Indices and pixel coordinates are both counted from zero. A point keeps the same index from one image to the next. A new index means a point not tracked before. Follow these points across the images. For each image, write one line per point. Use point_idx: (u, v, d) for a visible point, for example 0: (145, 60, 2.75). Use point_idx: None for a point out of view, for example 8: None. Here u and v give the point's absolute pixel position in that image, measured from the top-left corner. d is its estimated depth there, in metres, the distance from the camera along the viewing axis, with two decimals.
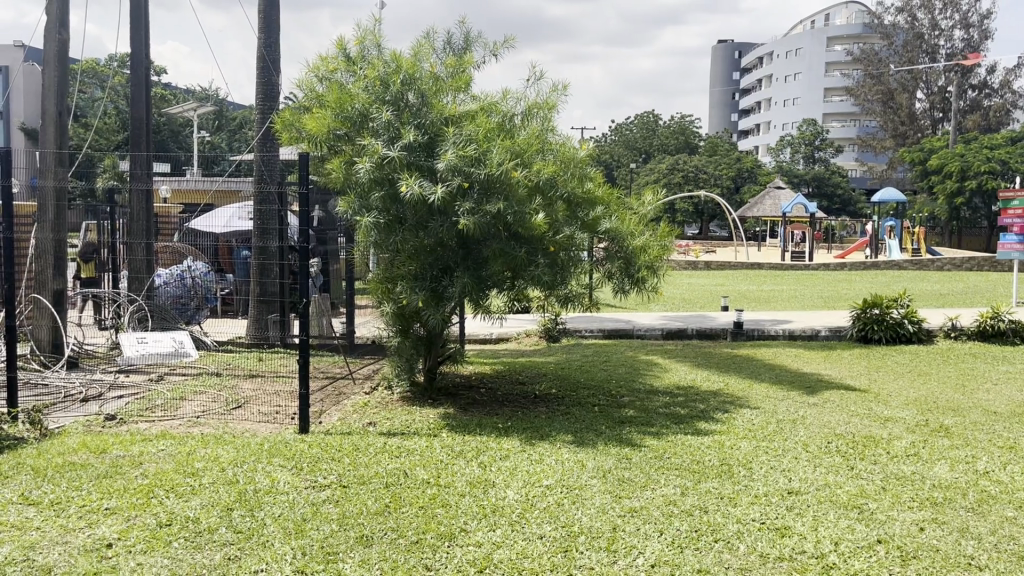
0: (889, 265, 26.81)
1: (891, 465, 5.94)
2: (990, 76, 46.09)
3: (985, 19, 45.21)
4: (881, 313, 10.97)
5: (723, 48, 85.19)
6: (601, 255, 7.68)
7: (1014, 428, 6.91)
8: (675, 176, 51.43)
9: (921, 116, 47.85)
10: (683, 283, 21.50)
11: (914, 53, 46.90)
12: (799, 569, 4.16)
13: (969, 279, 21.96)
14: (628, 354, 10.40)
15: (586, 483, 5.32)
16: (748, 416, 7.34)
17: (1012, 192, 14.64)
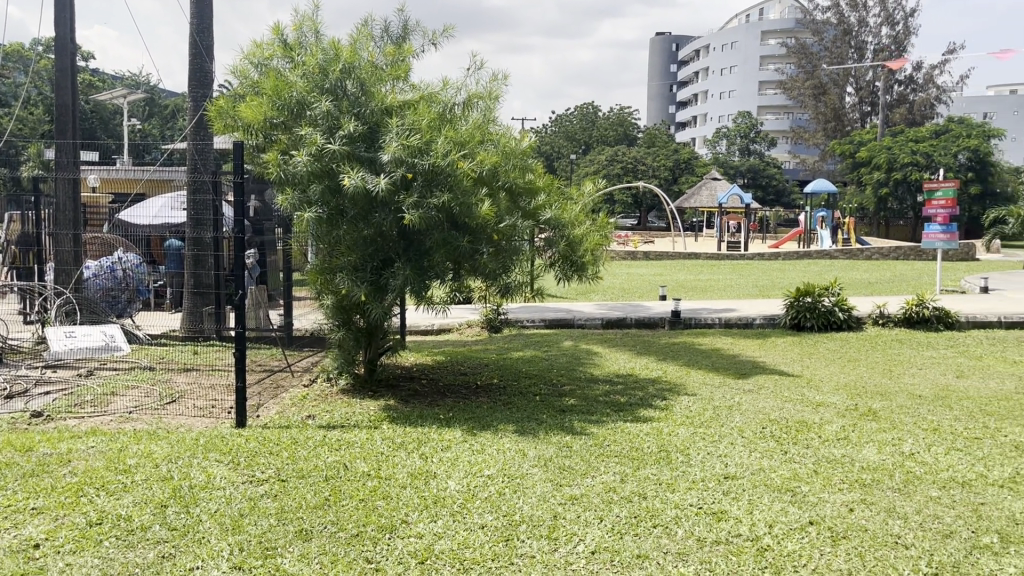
0: (821, 255, 27.54)
1: (822, 448, 6.11)
2: (915, 71, 47.63)
3: (910, 17, 46.77)
4: (813, 301, 11.27)
5: (661, 41, 86.16)
6: (542, 244, 7.59)
7: (937, 410, 7.19)
8: (614, 166, 51.93)
9: (850, 110, 49.23)
10: (622, 273, 21.74)
11: (843, 48, 48.21)
12: (734, 552, 4.26)
13: (896, 268, 22.73)
14: (569, 343, 10.48)
15: (527, 472, 5.35)
16: (686, 403, 7.48)
17: (936, 183, 15.15)
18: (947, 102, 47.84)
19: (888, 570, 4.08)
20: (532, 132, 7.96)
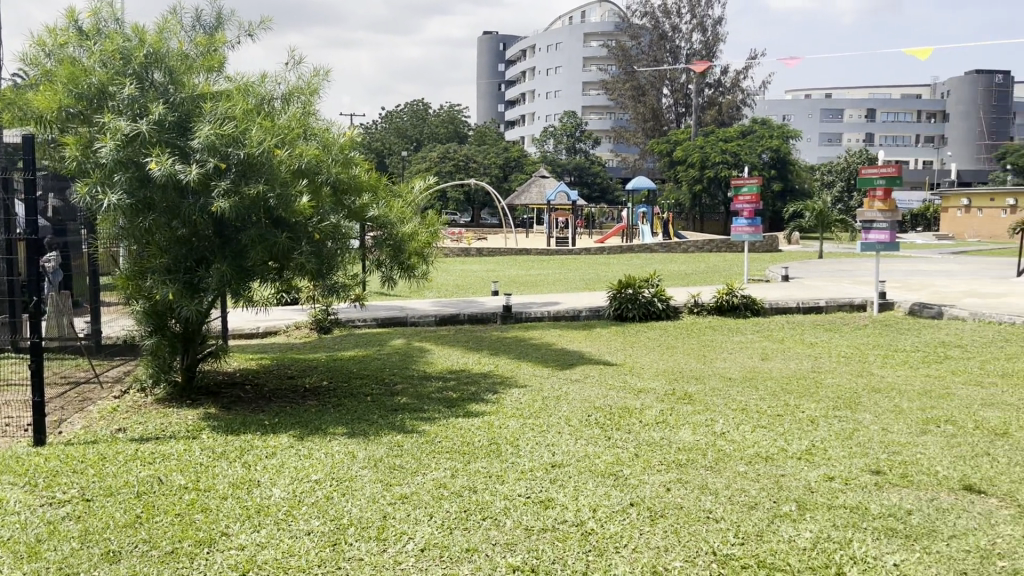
0: (642, 249, 28.92)
1: (643, 432, 6.42)
2: (723, 76, 50.95)
3: (717, 24, 50.00)
4: (635, 292, 11.82)
5: (488, 40, 87.36)
6: (371, 242, 7.83)
7: (745, 391, 7.74)
8: (446, 164, 52.13)
9: (666, 111, 51.96)
10: (454, 269, 21.87)
11: (659, 52, 50.81)
12: (560, 538, 4.39)
13: (710, 260, 24.26)
14: (401, 342, 10.40)
15: (356, 474, 5.27)
16: (516, 395, 7.63)
17: (742, 179, 16.26)
18: (751, 105, 51.55)
19: (700, 544, 4.35)
20: (355, 128, 7.84)
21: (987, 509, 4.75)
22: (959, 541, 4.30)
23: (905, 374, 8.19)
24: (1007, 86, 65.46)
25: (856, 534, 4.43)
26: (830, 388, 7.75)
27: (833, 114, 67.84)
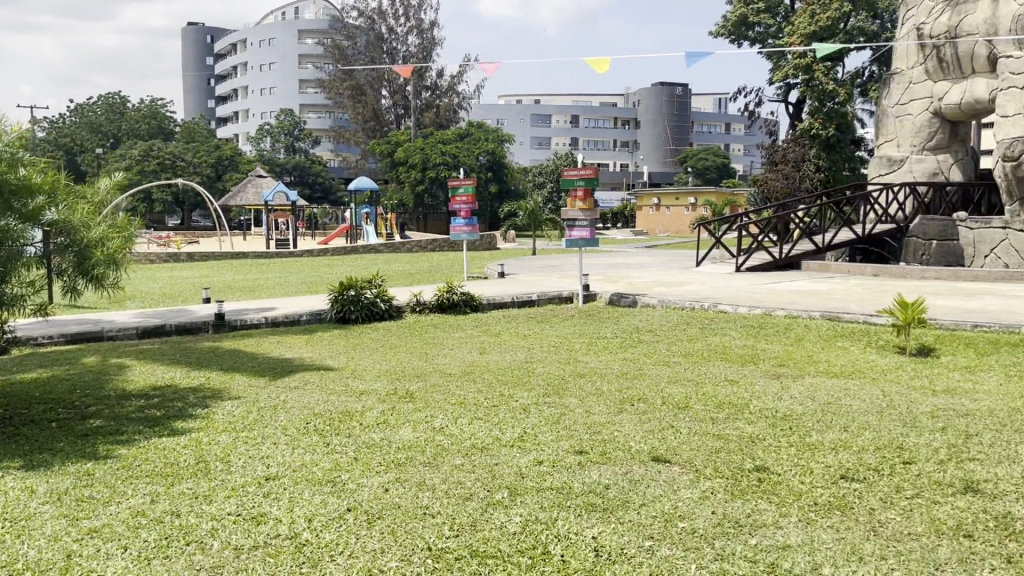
0: (366, 250, 28.82)
1: (363, 435, 6.36)
2: (439, 79, 52.18)
3: (432, 28, 51.17)
4: (356, 293, 11.71)
5: (193, 31, 82.21)
6: (52, 249, 6.99)
7: (464, 385, 7.96)
8: (150, 162, 48.28)
9: (386, 112, 52.20)
10: (160, 277, 20.32)
11: (376, 52, 50.89)
12: (273, 553, 4.21)
13: (432, 258, 24.77)
14: (96, 359, 9.42)
15: (37, 511, 4.67)
16: (228, 408, 7.20)
17: (459, 180, 16.71)
18: (466, 108, 53.38)
19: (416, 541, 4.38)
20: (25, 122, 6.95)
21: (671, 476, 5.28)
22: (648, 508, 4.74)
23: (606, 359, 8.91)
24: (686, 97, 73.56)
25: (561, 514, 4.71)
26: (541, 377, 8.22)
27: (541, 119, 72.17)
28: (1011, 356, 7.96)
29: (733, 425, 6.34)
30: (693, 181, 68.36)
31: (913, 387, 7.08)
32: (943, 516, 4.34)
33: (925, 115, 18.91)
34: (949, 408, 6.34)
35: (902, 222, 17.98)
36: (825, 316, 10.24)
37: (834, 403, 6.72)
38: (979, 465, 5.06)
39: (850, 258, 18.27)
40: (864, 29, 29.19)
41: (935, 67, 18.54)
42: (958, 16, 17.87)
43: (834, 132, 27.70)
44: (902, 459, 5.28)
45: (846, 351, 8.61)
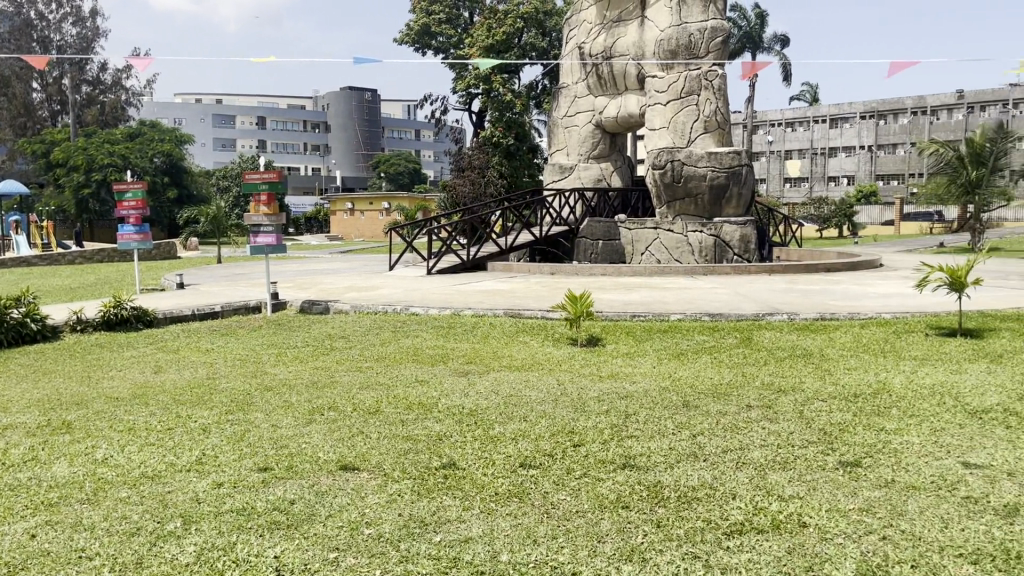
0: (16, 262, 25.31)
1: (5, 476, 5.51)
2: (103, 73, 47.44)
3: (92, 17, 46.40)
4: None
5: None
6: None
7: (134, 409, 7.23)
8: None
9: (38, 108, 46.43)
10: None
11: (23, 40, 44.96)
12: None
13: (99, 271, 22.44)
14: None
15: None
16: None
17: (125, 184, 15.25)
18: (137, 106, 49.15)
19: None
20: None
21: (359, 483, 5.19)
22: (333, 518, 4.59)
23: (295, 369, 8.60)
24: (375, 104, 74.65)
25: (239, 537, 4.41)
26: (223, 393, 7.71)
27: (223, 120, 68.64)
28: (663, 341, 8.96)
29: (420, 425, 6.40)
30: (385, 187, 69.08)
31: (583, 374, 7.68)
32: (605, 491, 4.70)
33: (589, 126, 20.83)
34: (612, 391, 6.94)
35: (574, 225, 19.65)
36: (508, 314, 10.81)
37: (514, 395, 7.04)
38: (635, 441, 5.57)
39: (530, 258, 19.52)
40: (536, 45, 31.50)
41: (595, 83, 20.56)
42: (612, 38, 19.99)
43: (514, 140, 30.04)
44: (572, 442, 5.66)
45: (526, 345, 9.12)
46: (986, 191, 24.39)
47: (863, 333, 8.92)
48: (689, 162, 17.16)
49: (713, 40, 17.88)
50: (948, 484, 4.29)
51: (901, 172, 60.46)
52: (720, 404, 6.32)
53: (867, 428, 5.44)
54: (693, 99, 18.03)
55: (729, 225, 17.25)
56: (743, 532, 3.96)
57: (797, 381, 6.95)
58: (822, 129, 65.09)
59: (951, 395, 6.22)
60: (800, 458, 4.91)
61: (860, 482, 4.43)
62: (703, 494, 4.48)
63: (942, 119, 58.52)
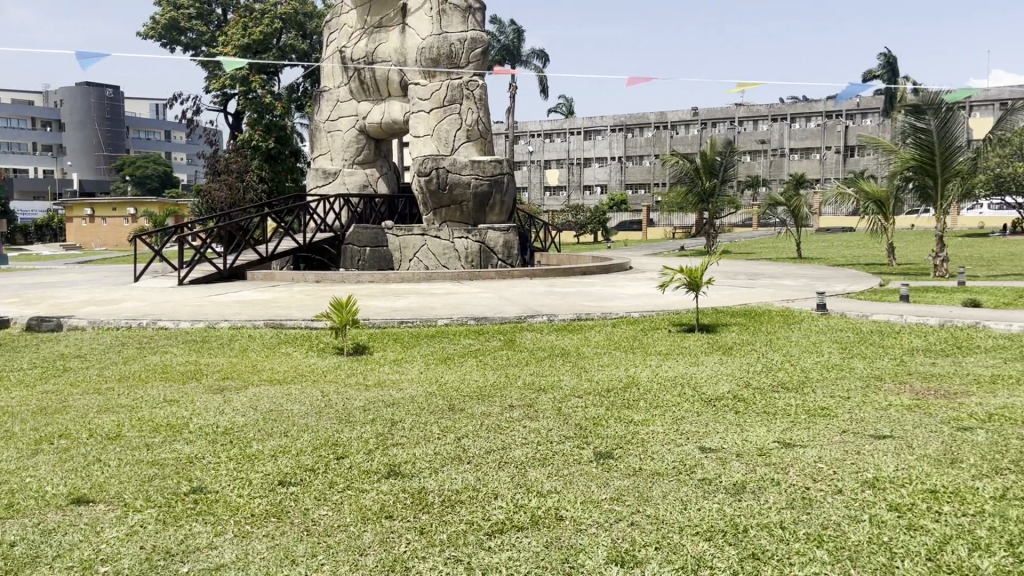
0: None
1: None
2: None
3: None
4: None
5: None
6: None
7: None
8: None
9: None
10: None
11: None
12: None
13: None
14: None
15: None
16: None
17: None
18: None
19: None
20: None
21: (94, 517, 4.47)
22: (60, 560, 3.89)
23: (18, 395, 7.57)
24: (116, 101, 68.54)
25: None
26: None
27: None
28: (430, 346, 8.97)
29: (167, 449, 5.68)
30: (131, 191, 63.87)
31: (348, 384, 7.45)
32: (368, 502, 4.40)
33: (353, 131, 20.54)
34: (377, 400, 6.77)
35: (340, 231, 19.25)
36: (269, 325, 10.35)
37: (274, 409, 6.60)
38: (401, 448, 5.35)
39: (293, 266, 18.80)
40: (295, 47, 30.60)
41: (357, 88, 20.35)
42: (373, 43, 19.98)
43: (275, 145, 29.06)
44: (335, 454, 5.28)
45: (288, 357, 8.72)
46: (717, 200, 27.04)
47: (616, 331, 9.50)
48: (453, 169, 17.52)
49: (473, 50, 18.34)
50: (686, 468, 4.63)
51: (647, 181, 65.59)
52: (484, 405, 6.40)
53: (618, 420, 5.76)
54: (455, 107, 18.39)
55: (493, 231, 17.72)
56: (505, 531, 3.95)
57: (556, 379, 7.23)
58: (577, 141, 69.08)
59: (690, 385, 6.77)
60: (558, 454, 5.06)
61: (611, 473, 4.64)
62: (467, 497, 4.40)
63: (680, 134, 64.29)
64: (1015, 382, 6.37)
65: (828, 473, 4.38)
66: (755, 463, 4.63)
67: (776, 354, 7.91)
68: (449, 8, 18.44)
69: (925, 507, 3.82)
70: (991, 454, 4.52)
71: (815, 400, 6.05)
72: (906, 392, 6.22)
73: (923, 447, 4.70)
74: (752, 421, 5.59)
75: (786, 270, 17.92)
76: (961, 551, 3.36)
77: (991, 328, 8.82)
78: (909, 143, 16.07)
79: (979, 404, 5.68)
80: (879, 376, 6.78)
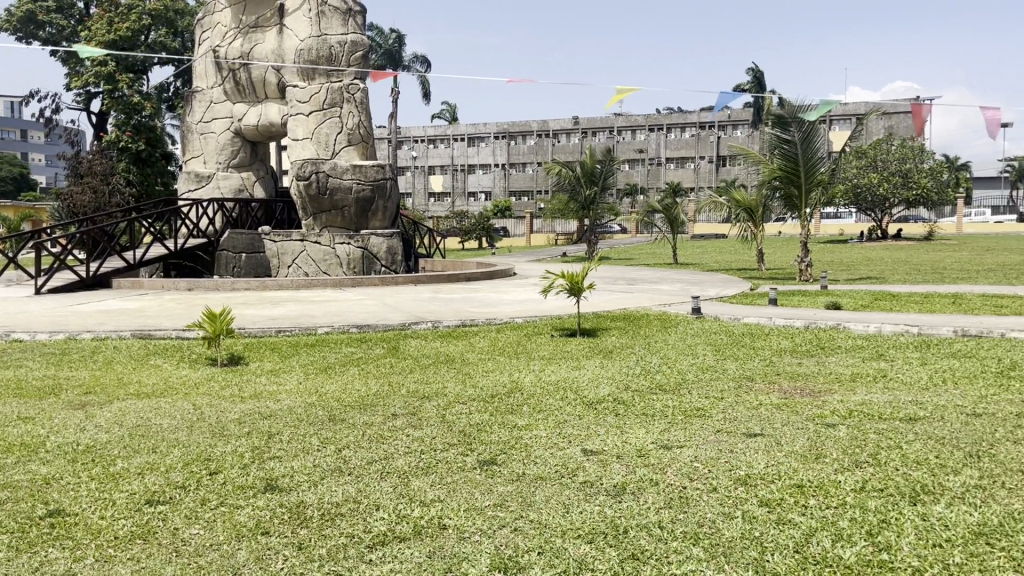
0: None
1: None
2: None
3: None
4: None
5: None
6: None
7: None
8: None
9: None
10: None
11: None
12: None
13: None
14: None
15: None
16: None
17: None
18: None
19: None
20: None
21: None
22: None
23: None
24: None
25: None
26: None
27: None
28: (309, 356, 8.72)
29: (19, 470, 5.16)
30: None
31: (222, 397, 7.13)
32: (243, 519, 4.20)
33: (228, 134, 19.83)
34: (253, 412, 6.50)
35: (213, 237, 18.52)
36: (136, 336, 9.82)
37: (141, 425, 6.21)
38: (278, 461, 5.16)
39: (163, 273, 17.92)
40: (166, 45, 29.32)
41: (232, 90, 19.68)
42: (248, 44, 19.38)
43: (144, 146, 27.65)
44: (208, 470, 5.02)
45: (157, 369, 8.29)
46: (598, 207, 27.63)
47: (499, 337, 9.52)
48: (333, 174, 17.16)
49: (354, 54, 18.08)
50: (569, 472, 4.67)
51: (530, 189, 66.58)
52: (366, 415, 6.27)
53: (501, 426, 5.76)
54: (335, 111, 18.07)
55: (376, 237, 17.47)
56: (385, 542, 3.85)
57: (440, 387, 7.16)
58: (461, 147, 69.17)
59: (572, 389, 6.85)
60: (441, 462, 5.00)
61: (494, 479, 4.63)
62: (347, 509, 4.27)
63: (562, 142, 65.52)
64: (872, 379, 6.77)
65: (703, 472, 4.51)
66: (635, 465, 4.72)
67: (655, 357, 8.12)
68: (328, 10, 18.06)
69: (792, 502, 3.99)
70: (852, 448, 4.77)
71: (692, 401, 6.24)
72: (776, 391, 6.50)
73: (790, 444, 4.92)
74: (632, 423, 5.71)
75: (663, 275, 18.49)
76: (826, 543, 3.52)
77: (851, 328, 9.36)
78: (776, 154, 16.91)
79: (840, 401, 6.00)
80: (750, 377, 7.06)
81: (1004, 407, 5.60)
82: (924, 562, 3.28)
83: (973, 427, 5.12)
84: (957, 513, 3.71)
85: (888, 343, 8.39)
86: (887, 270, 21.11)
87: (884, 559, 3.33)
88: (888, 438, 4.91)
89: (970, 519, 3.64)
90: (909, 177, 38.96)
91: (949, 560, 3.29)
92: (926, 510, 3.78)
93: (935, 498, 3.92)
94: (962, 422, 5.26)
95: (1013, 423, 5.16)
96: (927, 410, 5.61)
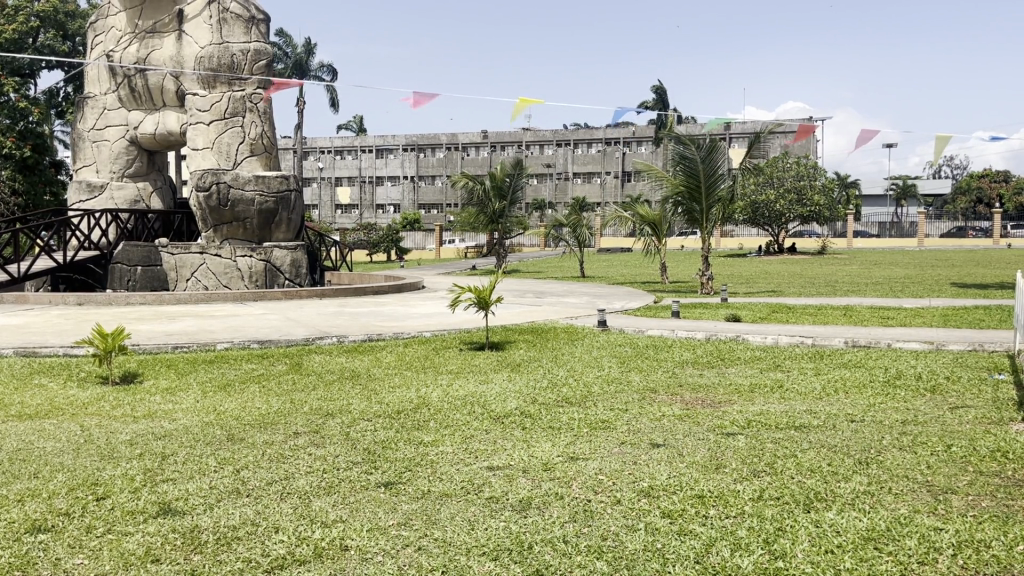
0: None
1: None
2: None
3: None
4: None
5: None
6: None
7: None
8: None
9: None
10: None
11: None
12: None
13: None
14: None
15: None
16: None
17: None
18: None
19: None
20: None
21: None
22: None
23: None
24: None
25: None
26: None
27: None
28: (207, 373, 8.41)
29: None
30: None
31: (112, 417, 6.79)
32: (131, 546, 3.98)
33: (122, 141, 19.04)
34: (145, 433, 6.21)
35: (105, 249, 17.70)
36: (19, 354, 9.27)
37: (22, 449, 5.82)
38: (171, 484, 4.93)
39: (50, 287, 17.00)
40: (54, 48, 28.02)
41: (127, 96, 18.93)
42: (144, 49, 18.67)
43: (30, 153, 25.85)
44: (95, 495, 4.75)
45: (42, 389, 7.82)
46: (506, 220, 27.69)
47: (407, 351, 9.41)
48: (235, 184, 16.66)
49: (256, 62, 17.71)
50: (473, 488, 4.62)
51: (439, 202, 66.78)
52: (266, 434, 6.06)
53: (407, 442, 5.68)
54: (237, 120, 17.59)
55: (279, 250, 17.10)
56: (285, 566, 3.72)
57: (344, 403, 7.00)
58: (369, 159, 68.32)
59: (478, 403, 6.83)
60: (344, 481, 4.88)
61: (398, 497, 4.55)
62: (243, 533, 4.11)
63: (471, 156, 65.54)
64: (769, 390, 6.97)
65: (607, 484, 4.55)
66: (540, 478, 4.72)
67: (562, 370, 8.17)
68: (229, 17, 17.64)
69: (694, 512, 4.05)
70: (749, 458, 4.90)
71: (597, 414, 6.29)
72: (678, 402, 6.65)
73: (691, 455, 5.00)
74: (537, 436, 5.72)
75: (570, 288, 18.68)
76: (724, 552, 3.59)
77: (750, 340, 9.65)
78: (677, 170, 17.30)
79: (738, 412, 6.17)
80: (654, 389, 7.18)
81: (891, 415, 5.86)
82: (818, 569, 3.38)
83: (863, 434, 5.33)
84: (848, 519, 3.85)
85: (784, 354, 8.68)
86: (782, 283, 21.99)
87: (780, 567, 3.42)
88: (784, 448, 5.06)
89: (859, 525, 3.77)
90: (803, 194, 40.73)
91: (842, 566, 3.39)
92: (820, 516, 3.91)
93: (828, 505, 4.06)
94: (852, 430, 5.47)
95: (898, 430, 5.40)
96: (821, 419, 5.82)
